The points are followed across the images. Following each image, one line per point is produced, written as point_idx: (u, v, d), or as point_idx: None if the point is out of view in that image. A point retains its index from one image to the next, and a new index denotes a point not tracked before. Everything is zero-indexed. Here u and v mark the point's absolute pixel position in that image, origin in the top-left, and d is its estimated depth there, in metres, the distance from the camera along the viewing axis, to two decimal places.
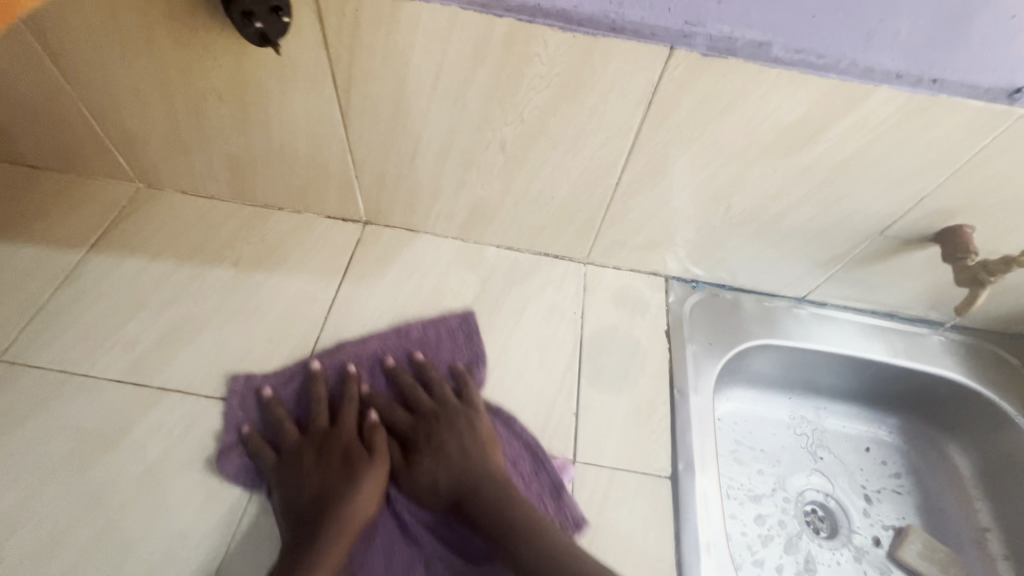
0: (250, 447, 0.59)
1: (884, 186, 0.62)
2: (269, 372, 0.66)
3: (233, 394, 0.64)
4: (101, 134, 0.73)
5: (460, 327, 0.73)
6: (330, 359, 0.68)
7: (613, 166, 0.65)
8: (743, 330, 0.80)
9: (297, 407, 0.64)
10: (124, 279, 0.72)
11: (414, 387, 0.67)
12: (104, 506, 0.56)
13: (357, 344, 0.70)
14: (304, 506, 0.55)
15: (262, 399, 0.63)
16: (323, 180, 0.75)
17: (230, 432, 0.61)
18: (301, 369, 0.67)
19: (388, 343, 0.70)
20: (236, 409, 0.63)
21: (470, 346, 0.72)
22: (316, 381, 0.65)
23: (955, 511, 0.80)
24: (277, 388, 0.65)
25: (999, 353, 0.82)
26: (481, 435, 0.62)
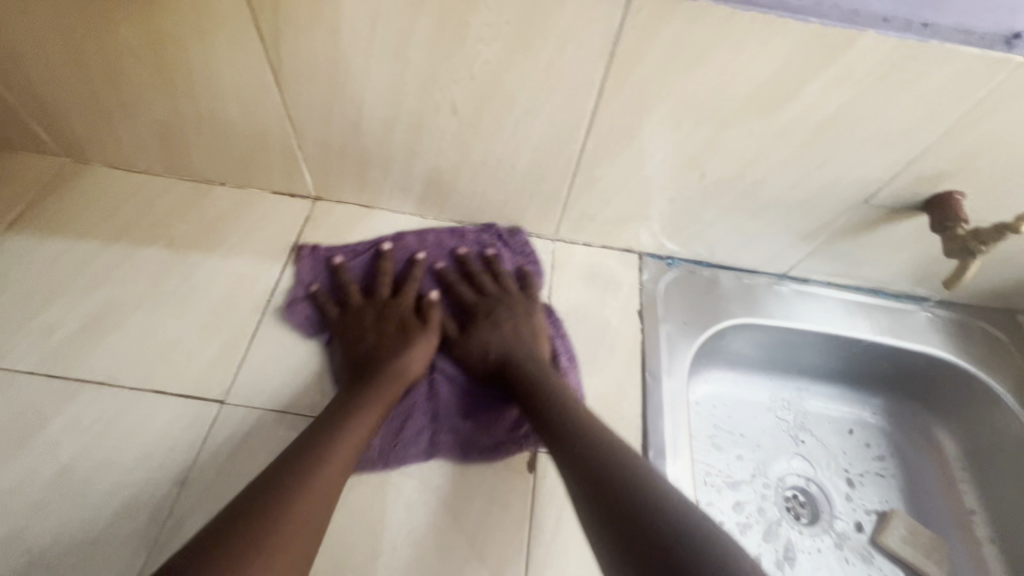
0: (319, 302, 0.65)
1: (868, 149, 0.57)
2: (341, 246, 0.71)
3: (305, 260, 0.69)
4: (12, 101, 0.66)
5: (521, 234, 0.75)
6: (398, 241, 0.72)
7: (576, 130, 0.60)
8: (720, 309, 0.75)
9: (363, 279, 0.70)
10: (44, 261, 0.66)
11: (476, 276, 0.70)
12: (13, 510, 0.51)
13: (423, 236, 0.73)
14: (360, 357, 0.60)
15: (333, 265, 0.69)
16: (263, 151, 0.69)
17: (299, 287, 0.67)
18: (373, 247, 0.71)
19: (454, 235, 0.74)
20: (309, 271, 0.69)
21: (529, 253, 0.74)
22: (386, 258, 0.70)
23: (941, 494, 0.77)
24: (347, 259, 0.70)
25: (988, 330, 0.78)
26: (534, 323, 0.66)
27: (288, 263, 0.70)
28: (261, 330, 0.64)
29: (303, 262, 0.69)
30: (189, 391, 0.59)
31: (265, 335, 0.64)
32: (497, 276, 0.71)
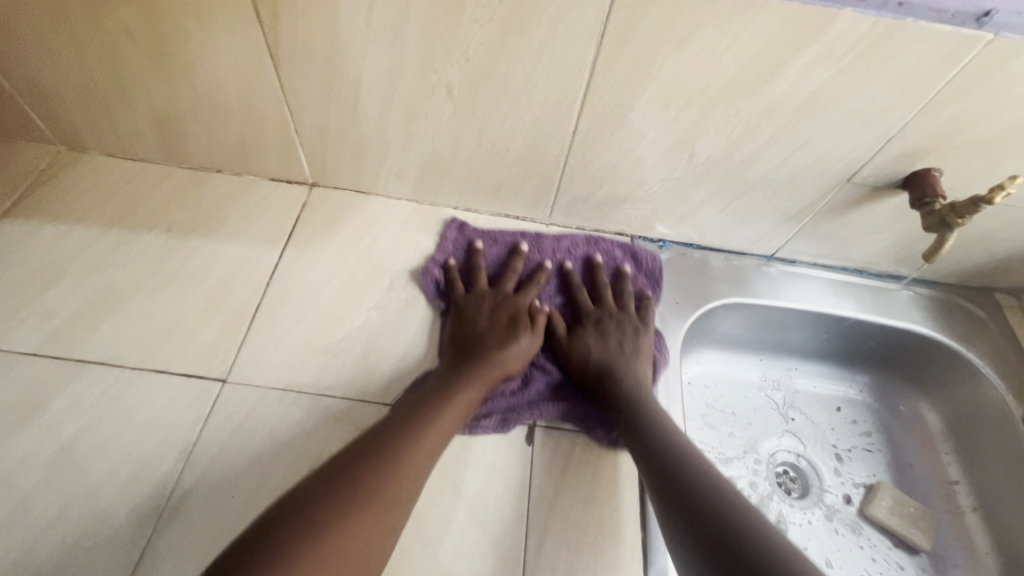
0: (449, 278, 0.70)
1: (850, 127, 0.59)
2: (477, 231, 0.75)
3: (450, 235, 0.74)
4: (9, 88, 0.66)
5: (651, 261, 0.77)
6: (534, 242, 0.76)
7: (569, 111, 0.61)
8: (710, 290, 0.77)
9: (493, 268, 0.73)
10: (42, 246, 0.66)
11: (599, 289, 0.72)
12: (16, 486, 0.51)
13: (557, 241, 0.76)
14: (469, 339, 0.63)
15: (472, 246, 0.73)
16: (261, 137, 0.70)
17: (434, 261, 0.72)
18: (510, 240, 0.75)
19: (583, 244, 0.77)
20: (449, 247, 0.73)
21: (651, 279, 0.75)
22: (519, 256, 0.73)
23: (924, 466, 0.79)
24: (485, 246, 0.74)
25: (967, 307, 0.81)
26: (642, 344, 0.66)
27: (437, 232, 0.75)
28: (260, 311, 0.65)
29: (446, 237, 0.74)
30: (191, 370, 0.59)
31: (264, 317, 0.64)
32: (617, 294, 0.72)
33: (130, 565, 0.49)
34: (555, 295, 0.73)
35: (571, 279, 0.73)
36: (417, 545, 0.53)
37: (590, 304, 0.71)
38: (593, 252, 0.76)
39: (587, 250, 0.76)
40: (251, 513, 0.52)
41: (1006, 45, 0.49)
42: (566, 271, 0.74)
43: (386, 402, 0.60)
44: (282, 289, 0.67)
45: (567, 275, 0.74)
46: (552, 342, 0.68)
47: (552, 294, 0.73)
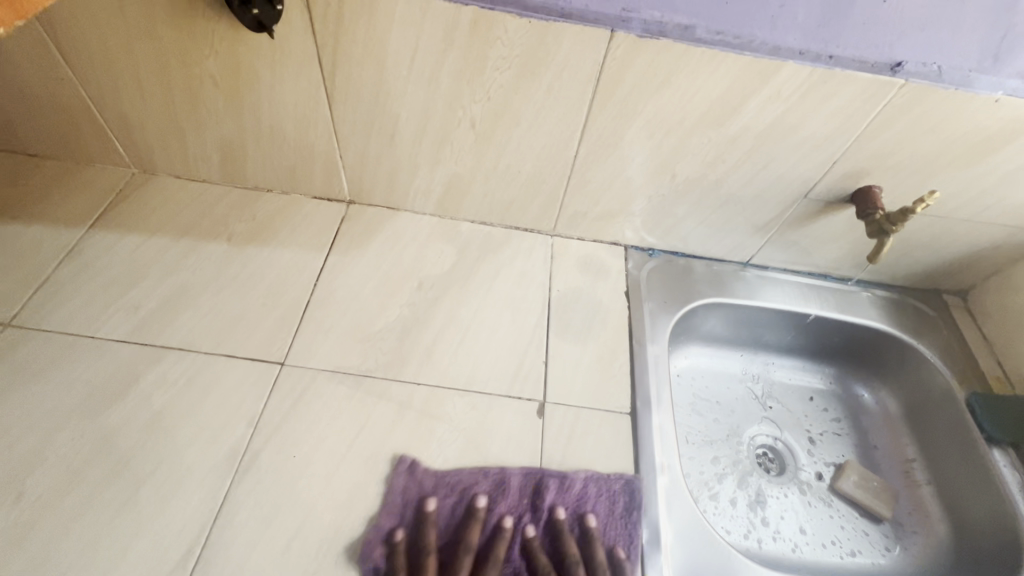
0: (393, 565, 0.57)
1: (802, 152, 0.72)
2: (431, 476, 0.64)
3: (396, 484, 0.63)
4: (102, 121, 0.79)
5: (623, 496, 0.66)
6: (492, 490, 0.64)
7: (570, 141, 0.74)
8: (694, 291, 0.89)
9: (446, 535, 0.61)
10: (125, 252, 0.78)
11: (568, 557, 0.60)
12: (116, 446, 0.61)
13: (524, 484, 0.65)
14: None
15: (422, 506, 0.62)
16: (310, 161, 0.82)
17: (377, 530, 0.59)
18: (467, 488, 0.63)
19: (551, 490, 0.65)
20: (394, 507, 0.61)
21: (630, 521, 0.64)
22: (473, 525, 0.61)
23: (887, 448, 0.90)
24: (437, 500, 0.62)
25: (917, 305, 0.93)
26: None
27: (384, 478, 0.63)
28: (309, 307, 0.76)
29: (394, 489, 0.62)
30: (255, 354, 0.70)
31: (313, 312, 0.76)
32: (592, 572, 0.60)
33: (214, 510, 0.58)
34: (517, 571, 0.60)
35: (536, 560, 0.60)
36: None
37: None
38: (557, 503, 0.64)
39: (551, 500, 0.64)
40: (311, 472, 0.62)
41: (916, 88, 0.63)
42: (527, 533, 0.62)
43: (418, 382, 0.71)
44: (327, 289, 0.78)
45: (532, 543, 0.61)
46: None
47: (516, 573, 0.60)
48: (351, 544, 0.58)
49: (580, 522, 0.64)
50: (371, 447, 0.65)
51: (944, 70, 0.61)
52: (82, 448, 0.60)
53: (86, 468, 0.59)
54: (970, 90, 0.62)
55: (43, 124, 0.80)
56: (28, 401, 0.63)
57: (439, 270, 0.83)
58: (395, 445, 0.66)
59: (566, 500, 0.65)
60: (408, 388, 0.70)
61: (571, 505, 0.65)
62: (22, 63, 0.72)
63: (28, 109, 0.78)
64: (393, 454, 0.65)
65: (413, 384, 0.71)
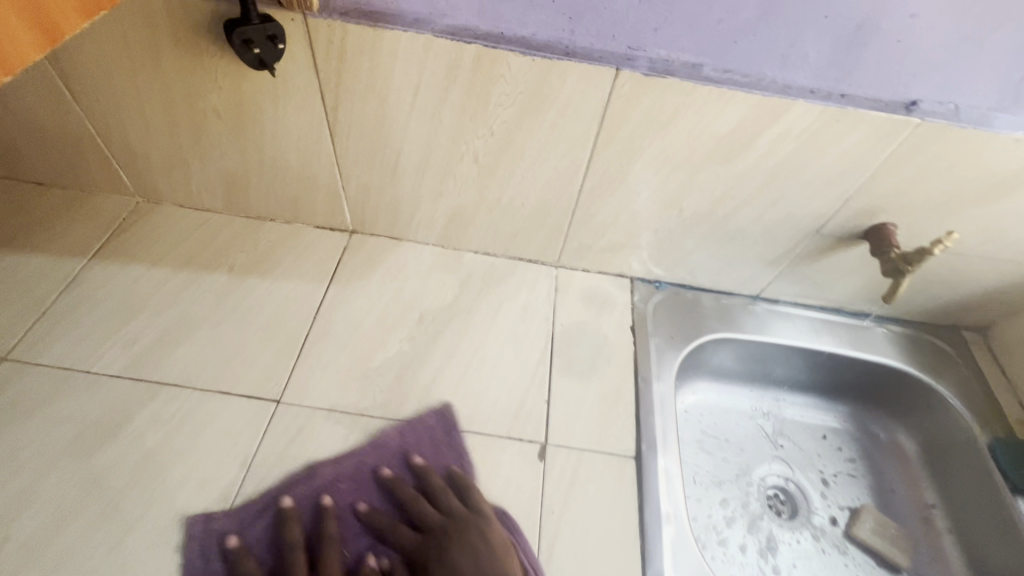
0: None
1: (813, 189, 0.70)
2: (231, 511, 0.60)
3: (194, 541, 0.58)
4: (107, 152, 0.79)
5: (431, 432, 0.69)
6: (297, 484, 0.63)
7: (575, 175, 0.73)
8: (702, 325, 0.86)
9: (267, 553, 0.59)
10: (125, 283, 0.77)
11: (412, 499, 0.64)
12: (107, 488, 0.60)
13: (333, 467, 0.64)
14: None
15: (225, 545, 0.58)
16: (312, 192, 0.82)
17: None
18: (269, 497, 0.61)
19: (360, 466, 0.65)
20: (197, 564, 0.56)
21: (455, 443, 0.69)
22: (291, 523, 0.60)
23: (905, 491, 0.86)
24: (241, 532, 0.59)
25: (935, 342, 0.89)
26: (494, 547, 0.59)
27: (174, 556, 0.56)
28: (308, 341, 0.75)
29: (192, 555, 0.57)
30: (251, 391, 0.69)
31: (311, 346, 0.74)
32: (439, 497, 0.64)
33: (203, 558, 0.57)
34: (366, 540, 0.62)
35: (378, 519, 0.63)
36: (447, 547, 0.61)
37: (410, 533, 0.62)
38: (376, 462, 0.66)
39: (371, 463, 0.66)
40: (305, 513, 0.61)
41: (933, 127, 0.61)
42: (357, 505, 0.63)
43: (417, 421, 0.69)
44: (327, 322, 0.77)
45: (367, 511, 0.63)
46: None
47: (360, 539, 0.62)
48: None
49: (400, 471, 0.66)
50: None
51: (960, 108, 0.60)
52: (72, 490, 0.59)
53: (74, 511, 0.58)
54: (988, 129, 0.61)
55: (49, 155, 0.80)
56: (20, 439, 0.62)
57: (440, 302, 0.82)
58: None
59: (383, 456, 0.67)
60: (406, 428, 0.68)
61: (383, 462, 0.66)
62: (29, 97, 0.72)
63: (34, 140, 0.78)
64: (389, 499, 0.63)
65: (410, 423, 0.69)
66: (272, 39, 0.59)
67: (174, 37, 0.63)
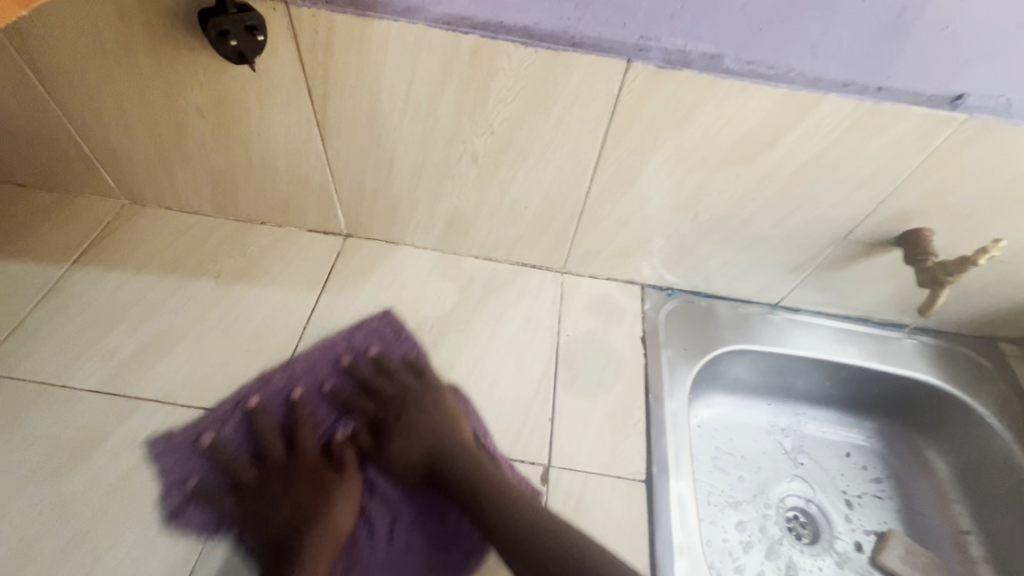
0: (208, 496, 0.58)
1: (843, 192, 0.64)
2: (204, 416, 0.64)
3: (165, 454, 0.60)
4: (88, 152, 0.75)
5: (381, 327, 0.74)
6: (263, 386, 0.67)
7: (581, 177, 0.68)
8: (718, 337, 0.81)
9: (244, 443, 0.63)
10: (106, 291, 0.73)
11: (369, 383, 0.70)
12: (79, 514, 0.56)
13: (291, 368, 0.69)
14: (280, 535, 0.57)
15: (200, 443, 0.62)
16: (303, 194, 0.77)
17: (173, 482, 0.59)
18: (236, 399, 0.65)
19: (319, 362, 0.70)
20: (174, 467, 0.60)
21: (402, 336, 0.74)
22: (257, 415, 0.64)
23: (937, 516, 0.80)
24: (215, 431, 0.63)
25: (969, 355, 0.83)
26: (449, 411, 0.67)
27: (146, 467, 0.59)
28: (298, 353, 0.70)
29: (166, 462, 0.60)
30: (235, 408, 0.65)
31: (301, 357, 0.70)
32: (393, 372, 0.70)
33: None
34: (333, 417, 0.68)
35: (340, 392, 0.69)
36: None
37: (372, 405, 0.68)
38: (332, 356, 0.71)
39: (329, 359, 0.71)
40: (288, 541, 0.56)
41: (979, 124, 0.55)
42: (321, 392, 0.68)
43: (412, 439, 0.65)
44: (319, 332, 0.73)
45: (329, 395, 0.68)
46: (367, 454, 0.65)
47: (328, 413, 0.68)
48: None
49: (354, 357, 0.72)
50: None
51: (1012, 103, 0.53)
52: (42, 515, 0.55)
53: (43, 539, 0.54)
54: None
55: (29, 155, 0.77)
56: None
57: (438, 311, 0.77)
58: None
59: (338, 350, 0.72)
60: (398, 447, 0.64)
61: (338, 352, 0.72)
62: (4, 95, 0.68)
63: (13, 140, 0.74)
64: None
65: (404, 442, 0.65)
66: (251, 30, 0.55)
67: (149, 31, 0.59)
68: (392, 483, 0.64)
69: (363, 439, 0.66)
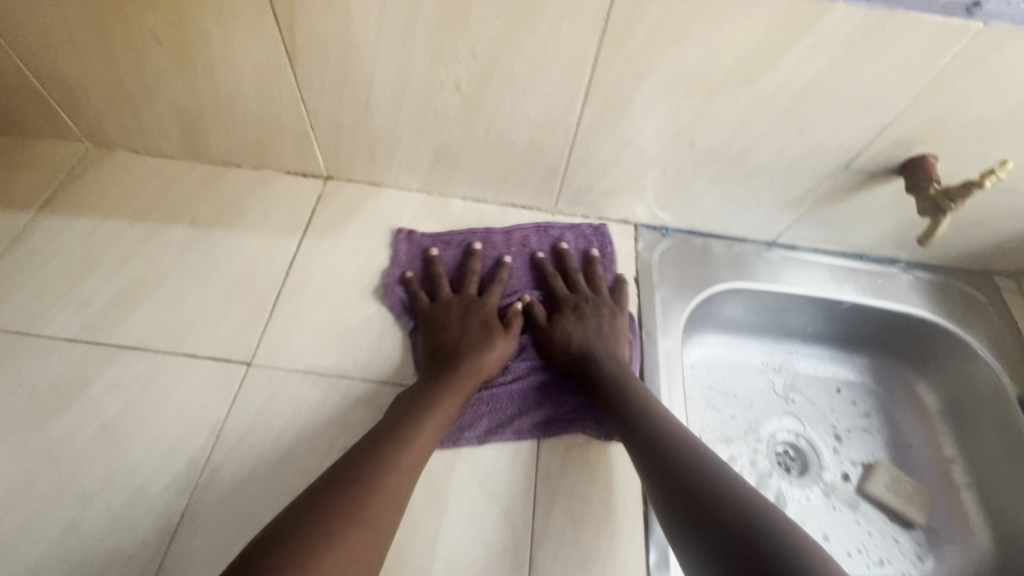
0: (411, 289, 0.70)
1: (846, 116, 0.61)
2: (429, 236, 0.76)
3: (402, 242, 0.74)
4: (42, 89, 0.70)
5: (598, 234, 0.79)
6: (485, 238, 0.76)
7: (572, 105, 0.64)
8: (711, 275, 0.79)
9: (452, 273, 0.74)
10: (76, 238, 0.70)
11: (570, 275, 0.74)
12: (63, 460, 0.55)
13: (507, 233, 0.77)
14: (444, 348, 0.63)
15: (427, 255, 0.74)
16: (277, 133, 0.73)
17: (392, 276, 0.71)
18: (463, 239, 0.76)
19: (533, 235, 0.78)
20: (405, 256, 0.74)
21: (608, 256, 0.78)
22: (471, 263, 0.73)
23: (923, 446, 0.81)
24: (440, 250, 0.75)
25: (965, 290, 0.82)
26: (619, 325, 0.68)
27: (387, 245, 0.75)
28: (281, 298, 0.68)
29: (400, 250, 0.74)
30: (218, 353, 0.63)
31: (284, 302, 0.68)
32: (590, 278, 0.74)
33: (168, 533, 0.52)
34: (526, 287, 0.74)
35: (544, 270, 0.74)
36: (433, 518, 0.57)
37: (562, 289, 0.72)
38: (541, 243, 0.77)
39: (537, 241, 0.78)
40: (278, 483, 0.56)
41: (996, 34, 0.51)
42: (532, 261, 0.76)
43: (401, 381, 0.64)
44: (302, 276, 0.70)
45: (538, 267, 0.75)
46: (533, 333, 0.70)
47: (520, 284, 0.74)
48: None
49: (583, 253, 0.77)
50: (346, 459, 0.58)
51: None
52: (25, 463, 0.54)
53: (28, 485, 0.53)
54: None
55: None
56: None
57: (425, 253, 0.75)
58: None
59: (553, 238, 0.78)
60: (388, 390, 0.63)
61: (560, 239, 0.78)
62: None
63: None
64: None
65: (393, 384, 0.64)
66: None
67: None
68: (537, 363, 0.68)
69: (540, 315, 0.70)
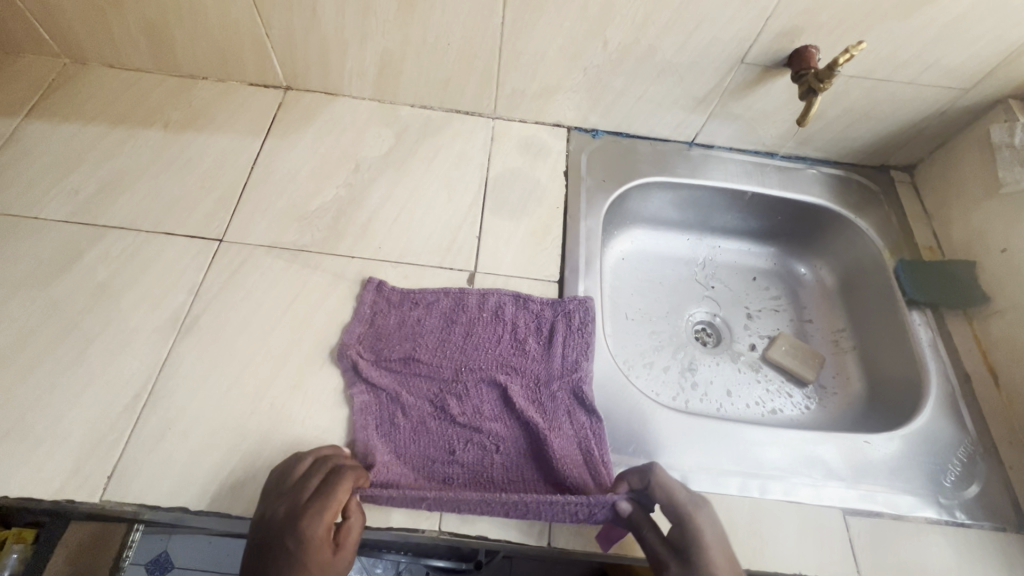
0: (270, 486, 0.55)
1: (732, 9, 0.70)
2: (394, 291, 0.71)
3: (366, 295, 0.70)
4: (19, 6, 0.77)
5: (581, 308, 0.72)
6: (452, 307, 0.71)
7: (494, 5, 0.72)
8: (634, 169, 0.89)
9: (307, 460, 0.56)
10: (61, 140, 0.79)
11: (546, 359, 0.69)
12: (66, 311, 0.66)
13: (480, 300, 0.72)
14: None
15: (387, 314, 0.69)
16: (237, 44, 0.81)
17: (349, 332, 0.67)
18: (429, 302, 0.71)
19: (509, 305, 0.72)
20: (367, 311, 0.69)
21: (585, 333, 0.70)
22: (310, 477, 0.54)
23: (821, 321, 0.92)
24: (403, 310, 0.70)
25: (863, 182, 0.93)
26: (586, 432, 0.65)
27: (354, 295, 0.71)
28: (247, 189, 0.78)
29: (364, 302, 0.69)
30: (193, 232, 0.73)
31: (250, 191, 0.77)
32: (568, 368, 0.68)
33: (158, 364, 0.63)
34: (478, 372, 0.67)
35: (515, 354, 0.69)
36: None
37: (538, 378, 0.68)
38: (513, 314, 0.71)
39: (510, 314, 0.71)
40: (246, 333, 0.66)
41: None
42: (500, 340, 0.69)
43: (351, 255, 0.74)
44: (266, 171, 0.80)
45: (508, 348, 0.69)
46: (492, 427, 0.64)
47: (426, 387, 0.65)
48: (282, 392, 0.63)
49: (558, 334, 0.70)
50: (305, 311, 0.69)
51: None
52: (33, 314, 0.65)
53: (36, 331, 0.64)
54: None
55: None
56: None
57: (376, 152, 0.84)
58: (327, 308, 0.69)
59: (526, 315, 0.72)
60: (341, 262, 0.73)
61: (536, 316, 0.72)
62: None
63: None
64: (327, 316, 0.69)
65: (346, 257, 0.74)
66: None
67: None
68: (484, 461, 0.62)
69: (514, 408, 0.65)
